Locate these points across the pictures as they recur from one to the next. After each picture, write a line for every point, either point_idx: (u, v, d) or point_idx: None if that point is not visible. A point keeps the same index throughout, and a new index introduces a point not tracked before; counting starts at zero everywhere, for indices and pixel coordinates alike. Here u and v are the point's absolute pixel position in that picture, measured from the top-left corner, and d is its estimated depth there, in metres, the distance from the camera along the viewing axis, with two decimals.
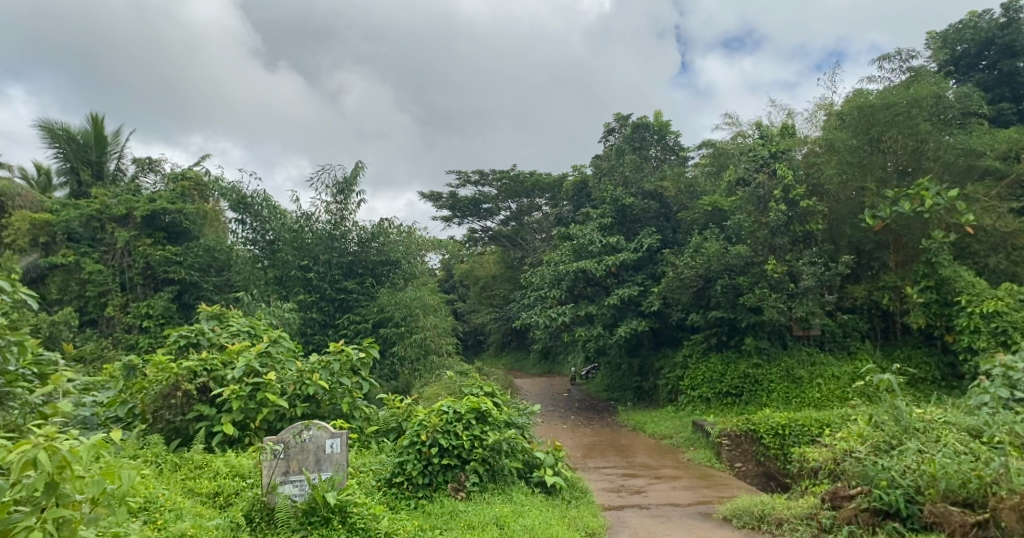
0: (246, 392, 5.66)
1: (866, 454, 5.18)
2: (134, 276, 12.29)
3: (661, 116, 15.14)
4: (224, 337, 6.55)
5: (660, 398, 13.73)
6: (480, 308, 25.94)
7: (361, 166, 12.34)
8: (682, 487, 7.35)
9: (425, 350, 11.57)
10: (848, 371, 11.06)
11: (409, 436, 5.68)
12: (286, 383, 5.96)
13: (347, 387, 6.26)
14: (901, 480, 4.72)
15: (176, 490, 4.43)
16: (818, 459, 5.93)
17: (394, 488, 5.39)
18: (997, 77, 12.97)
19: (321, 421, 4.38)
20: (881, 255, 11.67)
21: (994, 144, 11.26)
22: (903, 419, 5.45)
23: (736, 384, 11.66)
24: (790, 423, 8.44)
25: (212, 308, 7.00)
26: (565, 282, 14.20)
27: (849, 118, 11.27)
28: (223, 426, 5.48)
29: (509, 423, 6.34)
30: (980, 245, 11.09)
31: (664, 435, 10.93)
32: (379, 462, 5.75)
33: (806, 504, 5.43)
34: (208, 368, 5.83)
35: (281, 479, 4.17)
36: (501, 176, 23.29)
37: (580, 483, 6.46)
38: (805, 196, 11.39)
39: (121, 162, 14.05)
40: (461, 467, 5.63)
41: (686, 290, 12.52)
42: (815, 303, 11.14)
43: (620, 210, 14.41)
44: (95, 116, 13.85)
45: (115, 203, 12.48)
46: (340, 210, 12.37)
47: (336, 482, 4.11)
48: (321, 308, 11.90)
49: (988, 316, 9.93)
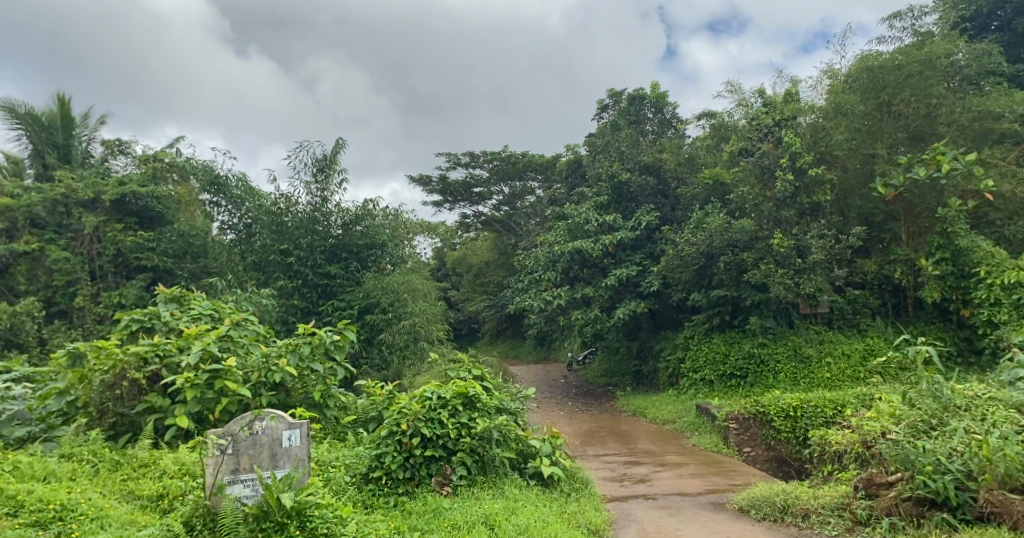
0: (203, 381, 4.94)
1: (904, 436, 4.59)
2: (105, 265, 11.53)
3: (657, 87, 14.50)
4: (182, 321, 5.87)
5: (661, 382, 13.14)
6: (473, 296, 25.25)
7: (342, 143, 11.59)
8: (689, 475, 6.76)
9: (414, 336, 10.96)
10: (858, 349, 10.52)
11: (388, 425, 5.10)
12: (249, 370, 5.33)
13: (320, 374, 5.67)
14: (951, 465, 4.14)
15: (112, 492, 3.79)
16: (843, 443, 5.36)
17: (371, 484, 4.83)
18: (1012, 37, 12.61)
19: (277, 409, 3.76)
20: (892, 227, 11.17)
21: (1013, 105, 10.79)
22: (943, 396, 4.88)
23: (741, 365, 11.07)
24: (802, 404, 7.81)
25: (172, 290, 6.37)
26: (560, 263, 13.56)
27: (857, 81, 10.89)
28: (177, 418, 4.77)
29: (500, 409, 5.71)
30: (997, 213, 10.65)
31: (665, 420, 10.33)
32: (355, 455, 5.14)
33: (835, 493, 4.83)
34: (161, 353, 5.10)
35: (229, 480, 3.56)
36: (492, 157, 22.55)
37: (581, 473, 5.87)
38: (813, 164, 10.81)
39: (91, 144, 13.21)
40: (447, 459, 5.07)
41: (686, 268, 11.92)
42: (823, 278, 10.58)
43: (616, 188, 13.74)
44: (62, 97, 13.06)
45: (81, 186, 11.74)
46: (321, 190, 11.48)
47: (295, 481, 3.52)
48: (303, 295, 11.17)
49: (1009, 288, 9.47)
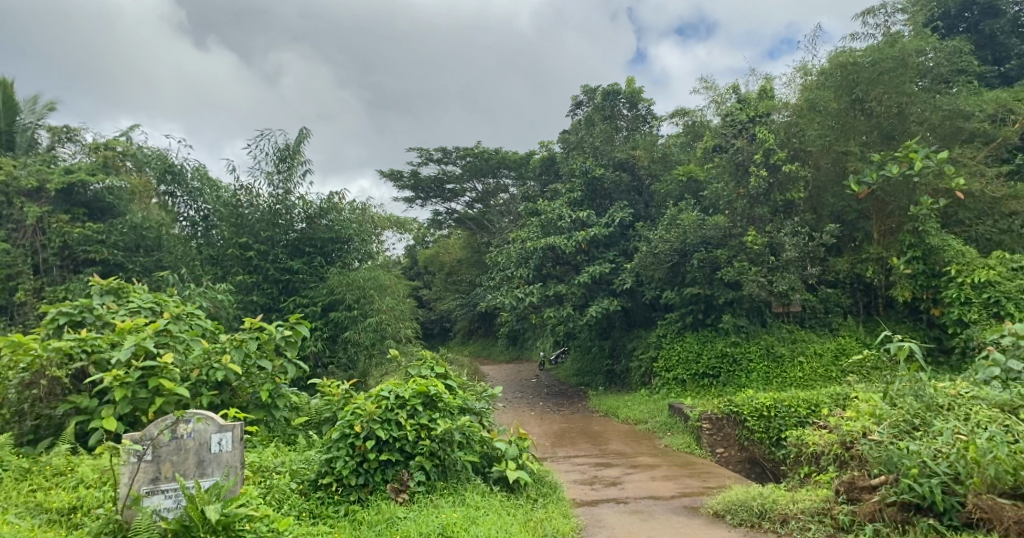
0: (135, 379, 4.52)
1: (887, 436, 4.36)
2: (50, 258, 10.91)
3: (632, 82, 14.27)
4: (118, 315, 5.45)
5: (633, 382, 12.93)
6: (445, 295, 24.88)
7: (306, 133, 11.12)
8: (662, 477, 6.48)
9: (380, 334, 10.58)
10: (831, 348, 10.39)
11: (340, 427, 4.71)
12: (188, 367, 4.95)
13: (268, 373, 5.28)
14: (938, 468, 3.91)
15: (16, 506, 3.41)
16: (820, 444, 5.13)
17: (321, 492, 4.47)
18: (981, 39, 12.71)
19: (204, 412, 3.55)
20: (864, 225, 11.07)
21: (983, 105, 10.82)
22: (925, 395, 4.67)
23: (712, 364, 10.86)
24: (776, 404, 7.59)
25: (108, 281, 5.92)
26: (532, 260, 13.22)
27: (831, 77, 10.72)
28: (104, 420, 4.35)
29: (464, 409, 5.35)
30: (967, 213, 10.63)
31: (638, 419, 10.08)
32: (303, 460, 4.76)
33: (815, 497, 4.57)
34: (88, 349, 4.69)
35: (148, 490, 3.33)
36: (465, 153, 22.04)
37: (549, 476, 5.55)
38: (786, 160, 10.70)
39: (36, 129, 12.45)
40: (405, 463, 4.72)
41: (659, 266, 11.74)
42: (796, 276, 10.45)
43: (590, 184, 13.49)
44: (5, 81, 12.44)
45: (24, 174, 11.09)
46: (283, 182, 10.94)
47: (224, 491, 3.22)
48: (263, 291, 10.65)
49: (979, 286, 9.45)
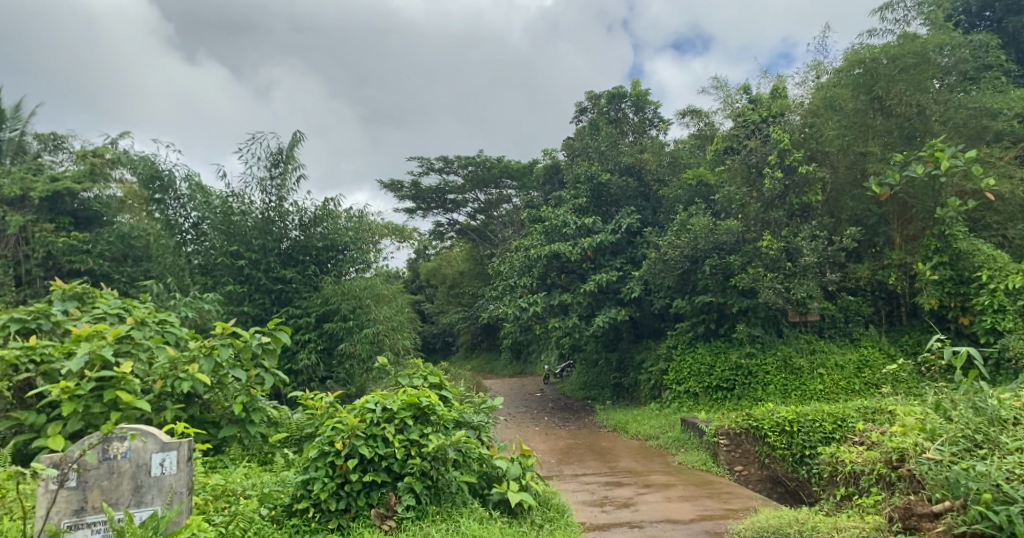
0: (88, 391, 4.01)
1: (948, 454, 3.80)
2: (33, 268, 10.51)
3: (638, 85, 13.86)
4: (80, 322, 4.94)
5: (642, 396, 12.36)
6: (448, 308, 24.35)
7: (300, 137, 10.66)
8: (679, 498, 5.90)
9: (377, 345, 10.02)
10: (852, 359, 9.81)
11: (318, 444, 4.16)
12: (151, 378, 4.46)
13: (244, 384, 4.78)
14: (1017, 493, 3.35)
15: None
16: (862, 463, 4.56)
17: (296, 519, 3.95)
18: (1005, 37, 12.24)
19: (143, 428, 3.33)
20: (885, 230, 10.52)
21: (1011, 102, 10.28)
22: (986, 408, 4.10)
23: (727, 377, 10.26)
24: (799, 418, 7.00)
25: (72, 286, 5.39)
26: (536, 268, 12.71)
27: (850, 75, 10.23)
28: (49, 438, 3.86)
29: (460, 423, 4.80)
30: (996, 216, 10.06)
31: (648, 435, 9.49)
32: (278, 483, 4.24)
33: (865, 524, 4.00)
34: (37, 359, 4.23)
35: (71, 524, 3.10)
36: (467, 162, 21.59)
37: (556, 498, 4.97)
38: (802, 162, 10.20)
39: (22, 137, 12.04)
40: (392, 486, 4.18)
41: (669, 273, 11.16)
42: (814, 283, 9.86)
43: (595, 190, 12.97)
44: None
45: (7, 182, 10.70)
46: (276, 188, 10.36)
47: (163, 524, 2.83)
48: (254, 302, 10.04)
49: (1013, 293, 8.85)
